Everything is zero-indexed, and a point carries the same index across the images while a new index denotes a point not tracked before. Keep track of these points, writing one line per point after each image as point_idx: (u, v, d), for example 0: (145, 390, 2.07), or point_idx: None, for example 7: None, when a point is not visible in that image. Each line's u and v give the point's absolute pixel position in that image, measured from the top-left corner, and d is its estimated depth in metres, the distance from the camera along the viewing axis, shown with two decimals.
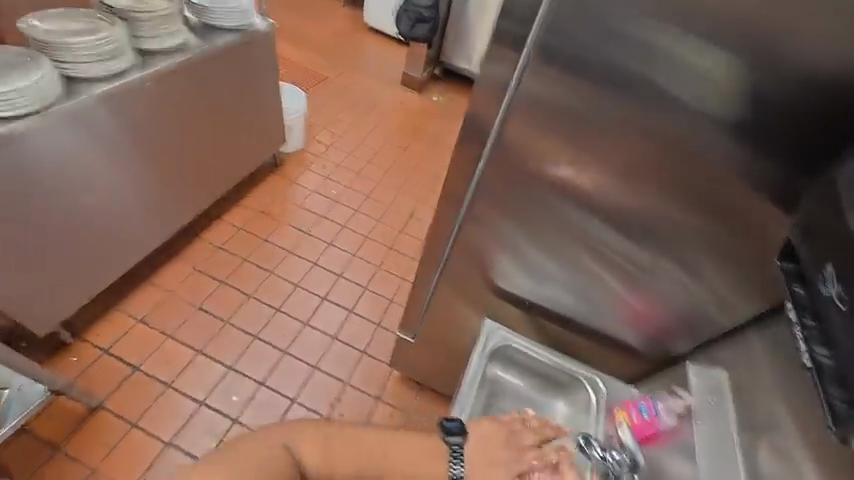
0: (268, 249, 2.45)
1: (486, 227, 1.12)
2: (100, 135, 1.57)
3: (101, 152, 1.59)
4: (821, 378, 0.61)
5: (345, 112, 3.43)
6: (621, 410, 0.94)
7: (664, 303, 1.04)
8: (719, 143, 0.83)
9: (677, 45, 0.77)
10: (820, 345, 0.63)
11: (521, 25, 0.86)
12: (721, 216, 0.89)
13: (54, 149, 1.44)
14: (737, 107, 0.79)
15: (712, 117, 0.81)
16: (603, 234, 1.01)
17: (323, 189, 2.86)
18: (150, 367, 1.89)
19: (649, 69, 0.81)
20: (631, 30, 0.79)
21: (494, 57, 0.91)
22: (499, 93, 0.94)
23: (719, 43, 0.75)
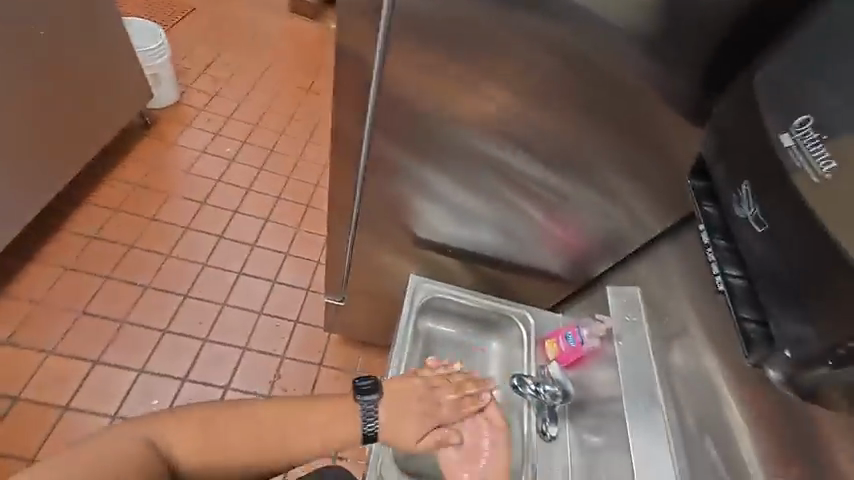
0: (159, 230, 2.08)
1: (395, 173, 0.99)
2: None
3: None
4: (733, 299, 0.67)
5: (224, 51, 2.86)
6: (551, 340, 0.98)
7: (582, 228, 1.04)
8: (621, 49, 0.79)
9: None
10: (731, 267, 0.69)
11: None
12: (621, 130, 0.87)
13: None
14: (622, 11, 0.76)
15: (605, 19, 0.77)
16: (517, 165, 0.95)
17: (214, 148, 2.44)
18: (37, 393, 1.62)
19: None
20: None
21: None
22: (374, 15, 0.80)
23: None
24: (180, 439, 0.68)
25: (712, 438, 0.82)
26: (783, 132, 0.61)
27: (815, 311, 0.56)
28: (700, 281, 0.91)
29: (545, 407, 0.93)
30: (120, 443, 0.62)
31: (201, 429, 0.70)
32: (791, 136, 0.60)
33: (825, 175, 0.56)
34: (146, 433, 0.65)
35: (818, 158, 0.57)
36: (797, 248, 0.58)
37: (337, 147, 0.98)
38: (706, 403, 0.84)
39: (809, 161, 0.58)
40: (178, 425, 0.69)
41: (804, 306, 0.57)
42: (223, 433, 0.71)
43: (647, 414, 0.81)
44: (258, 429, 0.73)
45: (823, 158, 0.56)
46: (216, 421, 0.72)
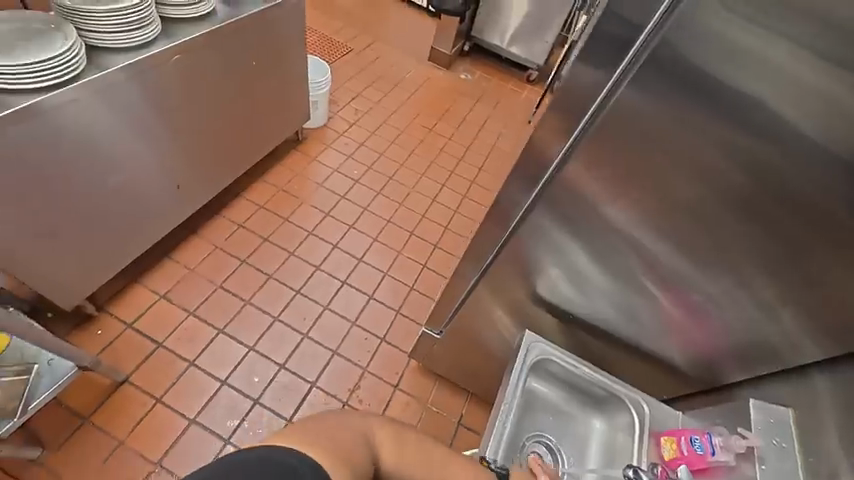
0: (289, 229, 2.41)
1: (531, 231, 1.05)
2: (134, 114, 1.49)
3: (130, 133, 1.51)
4: None
5: (368, 88, 3.28)
6: (669, 438, 0.90)
7: (715, 325, 0.98)
8: (833, 170, 0.72)
9: (796, 64, 0.67)
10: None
11: (621, 26, 0.77)
12: (794, 239, 0.80)
13: (86, 125, 1.35)
14: (846, 132, 0.69)
15: (820, 142, 0.71)
16: (665, 255, 0.94)
17: (345, 169, 2.78)
18: (174, 343, 1.90)
19: (768, 88, 0.70)
20: (755, 45, 0.68)
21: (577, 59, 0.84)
22: (584, 105, 0.85)
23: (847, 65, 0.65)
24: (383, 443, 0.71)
25: None
26: None
27: None
28: None
29: None
30: (351, 431, 0.66)
31: (396, 438, 0.73)
32: None
33: None
34: (361, 429, 0.69)
35: None
36: None
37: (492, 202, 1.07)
38: None
39: None
40: (379, 429, 0.72)
41: None
42: (409, 453, 0.74)
43: None
44: (431, 459, 0.76)
45: None
46: (409, 440, 0.75)
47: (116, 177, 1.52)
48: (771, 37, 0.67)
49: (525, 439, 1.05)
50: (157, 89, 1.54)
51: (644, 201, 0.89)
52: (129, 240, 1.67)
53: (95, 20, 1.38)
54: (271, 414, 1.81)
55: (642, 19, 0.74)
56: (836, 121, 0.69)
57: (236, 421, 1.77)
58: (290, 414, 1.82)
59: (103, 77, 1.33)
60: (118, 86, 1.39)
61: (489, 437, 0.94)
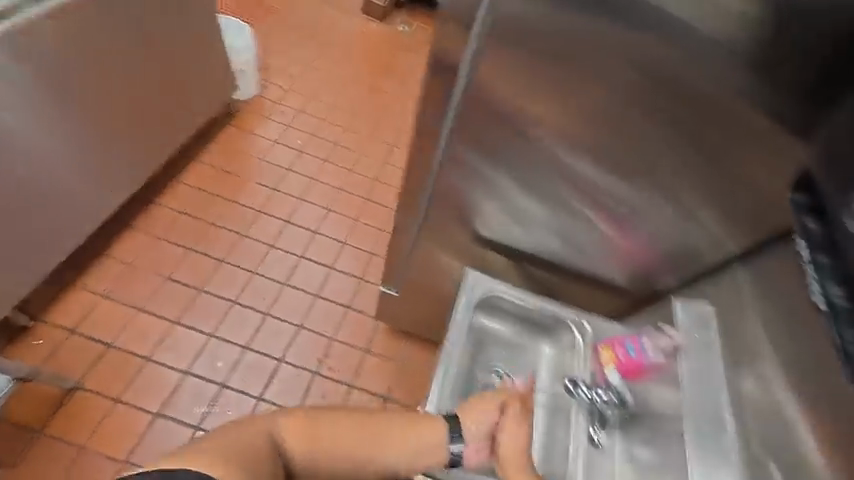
0: (234, 210, 2.28)
1: (465, 168, 1.01)
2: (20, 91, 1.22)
3: (37, 117, 1.28)
4: (836, 318, 0.62)
5: (300, 50, 3.06)
6: (608, 349, 0.93)
7: (649, 238, 1.00)
8: (711, 59, 0.77)
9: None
10: (834, 283, 0.63)
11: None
12: (702, 139, 0.84)
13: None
14: (709, 13, 0.74)
15: (705, 31, 0.75)
16: (591, 172, 0.94)
17: (286, 139, 2.62)
18: (125, 342, 1.81)
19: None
20: None
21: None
22: (477, 23, 0.83)
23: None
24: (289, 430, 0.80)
25: None
26: None
27: None
28: (781, 306, 0.84)
29: (596, 413, 0.91)
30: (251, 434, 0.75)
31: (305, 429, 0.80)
32: None
33: None
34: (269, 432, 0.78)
35: None
36: None
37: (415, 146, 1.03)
38: None
39: None
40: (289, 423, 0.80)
41: None
42: (318, 432, 0.81)
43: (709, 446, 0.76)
44: (352, 437, 0.81)
45: None
46: (324, 425, 0.81)
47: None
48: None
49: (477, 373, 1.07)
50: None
51: (566, 121, 0.89)
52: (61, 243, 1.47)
53: None
54: (240, 395, 1.79)
55: None
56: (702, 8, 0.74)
57: (205, 408, 1.74)
58: (260, 393, 1.81)
59: None
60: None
61: (436, 375, 0.97)
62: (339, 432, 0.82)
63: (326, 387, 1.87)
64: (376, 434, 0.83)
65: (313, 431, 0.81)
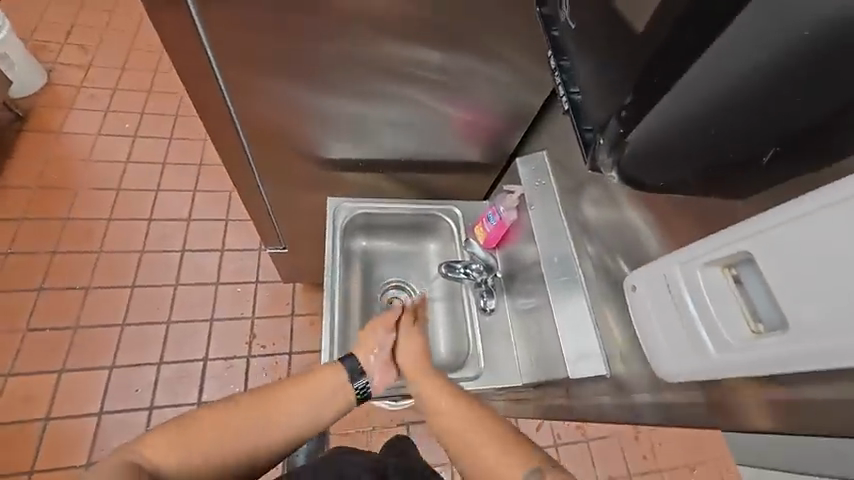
0: (81, 228, 1.92)
1: (272, 91, 0.88)
2: None
3: None
4: (575, 115, 0.58)
5: (83, 14, 2.44)
6: (477, 226, 1.01)
7: (486, 107, 0.98)
8: None
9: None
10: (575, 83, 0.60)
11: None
12: None
13: None
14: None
15: None
16: (388, 49, 0.84)
17: (111, 128, 2.17)
18: (15, 412, 1.61)
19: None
20: None
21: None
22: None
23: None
24: (157, 447, 0.62)
25: (626, 261, 0.75)
26: None
27: (631, 78, 0.48)
28: None
29: (481, 285, 0.98)
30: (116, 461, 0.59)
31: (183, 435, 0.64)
32: None
33: None
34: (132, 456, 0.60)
35: None
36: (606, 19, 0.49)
37: (181, 81, 0.83)
38: (617, 234, 0.77)
39: None
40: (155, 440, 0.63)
41: (621, 76, 0.49)
42: (200, 433, 0.65)
43: (566, 276, 0.83)
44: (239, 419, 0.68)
45: None
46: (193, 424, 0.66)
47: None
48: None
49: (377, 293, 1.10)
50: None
51: None
52: None
53: None
54: (174, 407, 1.68)
55: None
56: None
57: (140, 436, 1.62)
58: (196, 397, 1.70)
59: None
60: None
61: (326, 313, 0.94)
62: (228, 421, 0.68)
63: (263, 365, 1.79)
64: (275, 407, 0.72)
65: (190, 437, 0.65)
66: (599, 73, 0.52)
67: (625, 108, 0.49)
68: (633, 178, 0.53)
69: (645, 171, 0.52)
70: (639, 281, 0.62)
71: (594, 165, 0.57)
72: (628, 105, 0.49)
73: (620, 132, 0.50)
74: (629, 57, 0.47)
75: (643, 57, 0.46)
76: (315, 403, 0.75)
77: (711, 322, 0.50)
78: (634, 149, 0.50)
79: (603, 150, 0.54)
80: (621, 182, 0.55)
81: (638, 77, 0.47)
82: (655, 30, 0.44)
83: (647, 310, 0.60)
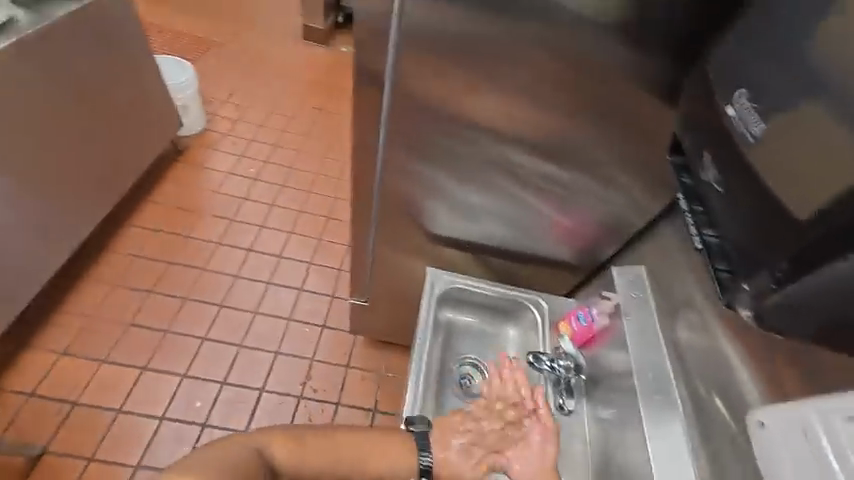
0: (194, 246, 2.23)
1: (415, 174, 1.06)
2: None
3: None
4: (710, 252, 0.72)
5: (244, 80, 3.07)
6: (563, 322, 1.04)
7: (588, 218, 1.08)
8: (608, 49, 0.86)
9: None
10: (707, 227, 0.73)
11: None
12: (619, 120, 0.92)
13: None
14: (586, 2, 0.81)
15: (603, 23, 0.83)
16: (517, 156, 1.00)
17: (240, 169, 2.59)
18: (91, 397, 1.74)
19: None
20: None
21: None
22: (384, 31, 0.88)
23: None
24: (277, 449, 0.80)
25: (721, 396, 0.81)
26: (728, 103, 0.66)
27: (781, 244, 0.58)
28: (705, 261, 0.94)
29: (562, 383, 0.99)
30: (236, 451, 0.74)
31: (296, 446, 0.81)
32: (735, 107, 0.65)
33: (758, 133, 0.61)
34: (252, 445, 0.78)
35: (752, 118, 0.62)
36: (748, 191, 0.63)
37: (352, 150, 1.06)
38: (711, 366, 0.84)
39: (743, 112, 0.64)
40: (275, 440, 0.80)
41: (767, 237, 0.61)
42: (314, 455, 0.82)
43: (661, 394, 0.85)
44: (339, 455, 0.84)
45: (756, 114, 0.62)
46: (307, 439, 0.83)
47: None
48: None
49: (452, 366, 1.14)
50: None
51: (500, 117, 0.95)
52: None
53: None
54: (224, 431, 1.74)
55: None
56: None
57: (188, 452, 1.68)
58: (245, 426, 1.76)
59: None
60: None
61: (412, 376, 1.02)
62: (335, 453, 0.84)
63: (311, 410, 1.83)
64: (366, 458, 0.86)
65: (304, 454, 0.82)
66: (741, 226, 0.65)
67: (779, 269, 0.59)
68: (770, 325, 0.62)
69: (786, 322, 0.60)
70: (768, 419, 0.69)
71: (730, 301, 0.67)
72: (783, 269, 0.58)
73: (770, 288, 0.60)
74: (776, 226, 0.59)
75: (792, 232, 0.57)
76: (394, 461, 0.87)
77: (842, 454, 0.59)
78: (778, 302, 0.60)
79: (745, 294, 0.64)
80: (754, 322, 0.64)
81: (790, 247, 0.57)
82: (814, 220, 0.54)
83: (774, 447, 0.66)
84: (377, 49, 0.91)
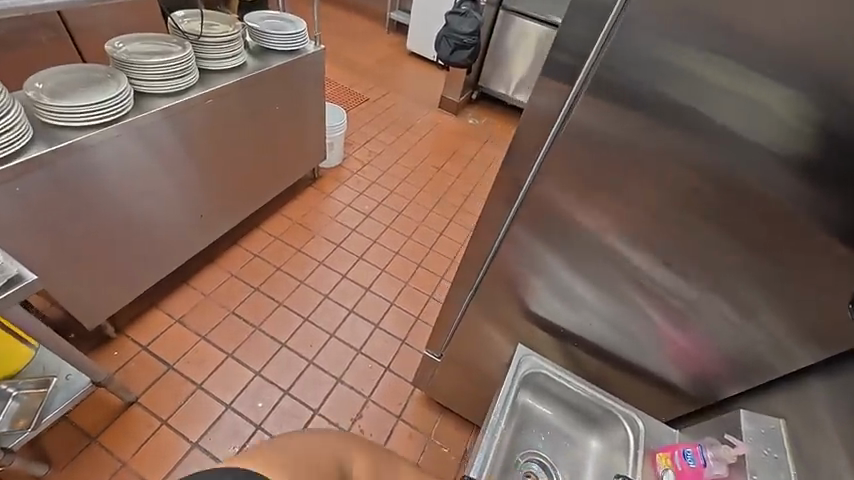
0: (301, 259, 2.50)
1: (528, 252, 1.08)
2: (158, 148, 1.68)
3: (155, 162, 1.70)
4: None
5: (382, 131, 3.52)
6: (664, 455, 0.91)
7: (715, 346, 0.96)
8: (794, 191, 0.72)
9: (731, 75, 0.68)
10: None
11: (575, 58, 0.79)
12: (785, 264, 0.79)
13: (107, 161, 1.52)
14: (782, 137, 0.69)
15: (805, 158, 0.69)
16: (644, 264, 0.94)
17: (356, 204, 2.90)
18: (184, 365, 1.96)
19: (700, 98, 0.71)
20: (730, 82, 0.68)
21: (542, 86, 0.86)
22: (546, 125, 0.88)
23: (783, 76, 0.65)
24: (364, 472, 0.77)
25: None
26: None
27: None
28: None
29: None
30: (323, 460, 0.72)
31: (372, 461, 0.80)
32: None
33: None
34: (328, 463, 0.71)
35: None
36: None
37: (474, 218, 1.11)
38: None
39: None
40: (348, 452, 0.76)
41: None
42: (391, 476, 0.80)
43: None
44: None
45: None
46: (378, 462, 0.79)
47: (145, 206, 1.73)
48: (707, 56, 0.68)
49: (519, 456, 1.05)
50: (189, 130, 1.79)
51: (639, 221, 0.89)
52: (143, 264, 1.81)
53: (146, 72, 1.63)
54: (273, 441, 1.80)
55: (631, 59, 0.74)
56: (773, 130, 0.69)
57: (237, 446, 1.76)
58: None
59: (142, 119, 1.57)
60: (150, 125, 1.61)
61: (480, 450, 0.96)
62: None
63: None
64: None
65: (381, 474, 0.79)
66: None
67: None
68: None
69: None
70: None
71: None
72: None
73: None
74: None
75: None
76: None
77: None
78: None
79: None
80: None
81: None
82: None
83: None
84: (528, 139, 0.92)
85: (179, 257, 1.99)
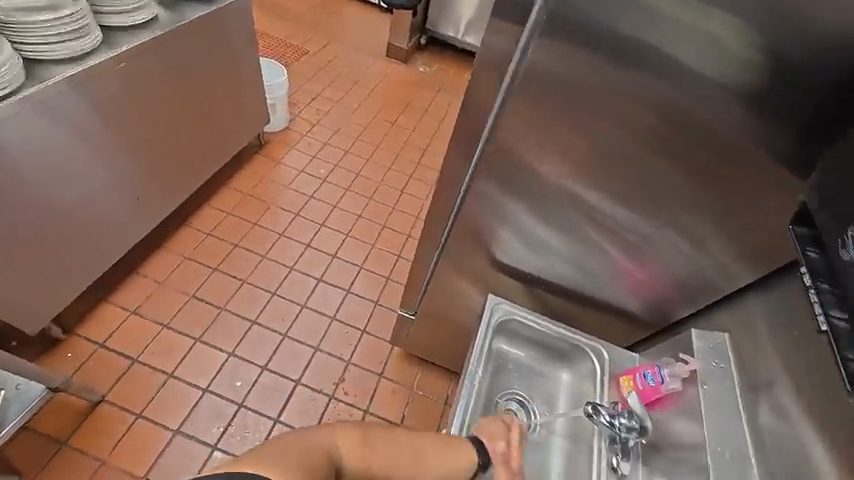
0: (259, 233, 2.37)
1: (490, 203, 1.07)
2: (68, 124, 1.47)
3: (70, 142, 1.49)
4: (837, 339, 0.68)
5: (328, 87, 3.27)
6: (627, 377, 0.97)
7: (668, 274, 1.02)
8: (735, 117, 0.78)
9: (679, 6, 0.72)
10: (836, 309, 0.70)
11: None
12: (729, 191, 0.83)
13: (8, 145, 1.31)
14: (727, 65, 0.74)
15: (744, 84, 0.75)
16: (602, 203, 0.96)
17: (310, 168, 2.74)
18: (149, 356, 1.87)
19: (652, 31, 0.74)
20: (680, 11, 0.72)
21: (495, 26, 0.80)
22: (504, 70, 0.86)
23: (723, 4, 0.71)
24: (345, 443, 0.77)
25: None
26: None
27: None
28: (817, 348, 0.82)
29: (617, 441, 0.92)
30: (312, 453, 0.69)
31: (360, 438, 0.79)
32: None
33: None
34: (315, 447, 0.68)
35: None
36: None
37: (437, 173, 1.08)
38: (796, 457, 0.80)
39: None
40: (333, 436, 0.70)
41: None
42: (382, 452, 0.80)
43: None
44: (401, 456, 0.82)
45: None
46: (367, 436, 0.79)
47: (73, 192, 1.54)
48: None
49: (498, 398, 1.11)
50: (105, 98, 1.56)
51: (597, 163, 0.90)
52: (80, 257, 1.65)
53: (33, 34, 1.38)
54: (257, 416, 1.80)
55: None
56: (719, 57, 0.74)
57: (222, 427, 1.75)
58: (276, 414, 1.82)
59: (41, 91, 1.35)
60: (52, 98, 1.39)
61: (460, 397, 1.01)
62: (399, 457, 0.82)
63: (341, 411, 1.87)
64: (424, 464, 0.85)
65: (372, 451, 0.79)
66: None
67: None
68: None
69: None
70: None
71: None
72: None
73: None
74: None
75: None
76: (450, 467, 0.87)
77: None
78: None
79: None
80: None
81: None
82: None
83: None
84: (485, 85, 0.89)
85: (123, 245, 1.82)
